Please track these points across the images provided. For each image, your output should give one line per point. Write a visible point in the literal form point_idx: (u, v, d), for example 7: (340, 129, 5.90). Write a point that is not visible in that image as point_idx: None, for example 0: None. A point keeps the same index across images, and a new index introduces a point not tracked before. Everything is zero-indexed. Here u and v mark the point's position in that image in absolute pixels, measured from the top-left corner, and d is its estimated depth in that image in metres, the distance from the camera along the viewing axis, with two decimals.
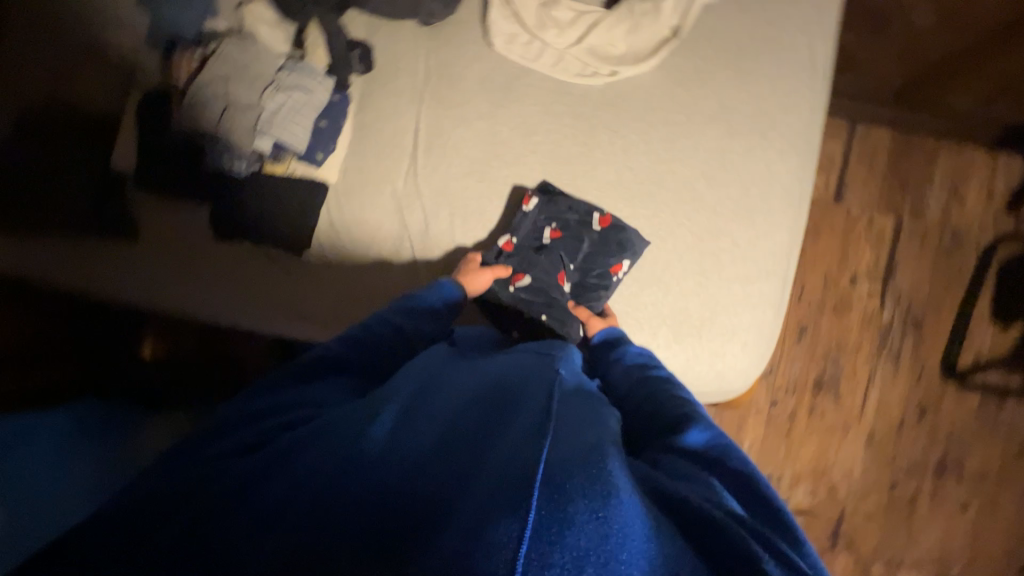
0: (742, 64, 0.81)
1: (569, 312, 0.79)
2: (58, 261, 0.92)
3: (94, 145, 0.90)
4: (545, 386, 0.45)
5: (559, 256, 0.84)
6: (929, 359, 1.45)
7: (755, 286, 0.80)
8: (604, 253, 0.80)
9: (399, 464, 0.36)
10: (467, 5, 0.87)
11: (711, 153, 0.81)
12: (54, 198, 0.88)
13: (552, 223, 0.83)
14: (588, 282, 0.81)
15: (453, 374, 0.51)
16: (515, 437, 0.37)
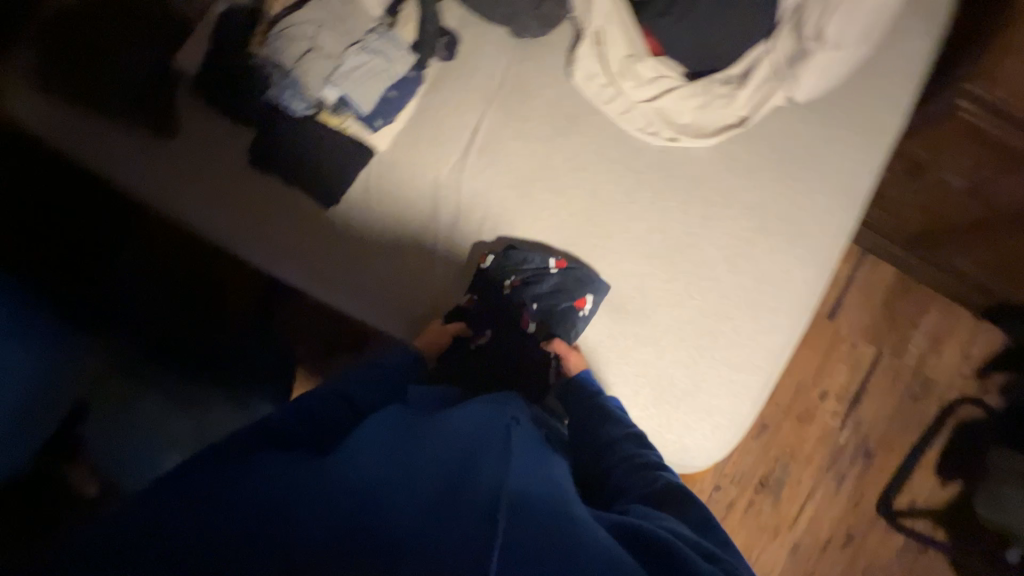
0: (790, 170, 0.85)
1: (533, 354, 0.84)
2: (100, 135, 0.94)
3: (165, 39, 0.91)
4: (500, 456, 0.53)
5: (524, 301, 0.87)
6: (869, 491, 1.50)
7: (741, 376, 0.82)
8: (567, 291, 0.83)
9: (389, 510, 0.45)
10: (559, 32, 0.90)
11: (739, 240, 0.85)
12: (112, 76, 0.89)
13: (511, 276, 0.85)
14: (554, 316, 0.84)
15: (426, 427, 0.59)
16: (482, 508, 0.45)
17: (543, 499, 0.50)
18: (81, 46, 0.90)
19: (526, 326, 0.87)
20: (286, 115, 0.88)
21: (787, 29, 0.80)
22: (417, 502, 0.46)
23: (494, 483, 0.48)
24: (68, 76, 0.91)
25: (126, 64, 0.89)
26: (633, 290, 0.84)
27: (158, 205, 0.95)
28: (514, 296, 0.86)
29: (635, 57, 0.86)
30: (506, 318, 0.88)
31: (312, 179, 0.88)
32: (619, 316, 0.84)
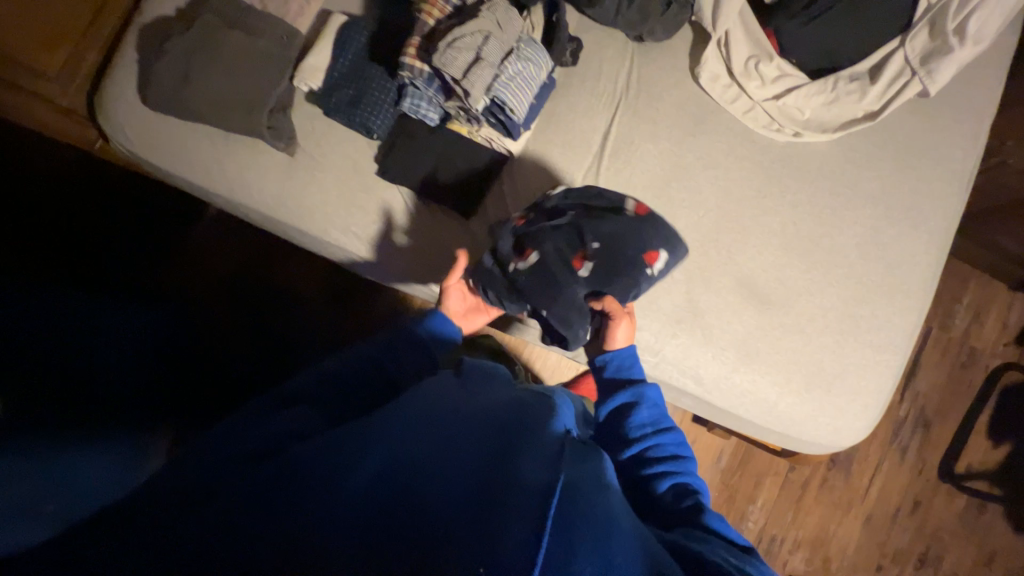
0: (910, 158, 0.90)
1: (578, 301, 0.78)
2: (206, 150, 0.89)
3: (276, 48, 0.86)
4: (541, 432, 0.55)
5: (580, 235, 0.80)
6: (931, 458, 1.58)
7: (884, 356, 0.87)
8: (641, 237, 0.80)
9: (433, 493, 0.44)
10: (679, 36, 0.92)
11: (868, 227, 0.89)
12: (220, 85, 0.83)
13: (573, 210, 0.82)
14: (619, 261, 0.79)
15: (463, 408, 0.59)
16: (525, 477, 0.46)
17: (590, 492, 0.49)
18: (189, 56, 0.83)
19: (579, 269, 0.78)
20: (420, 126, 0.86)
21: (920, 26, 0.84)
22: (459, 486, 0.45)
23: (539, 470, 0.47)
24: (164, 83, 0.83)
25: (236, 74, 0.83)
26: (774, 281, 0.87)
27: (271, 223, 0.92)
28: (577, 227, 0.80)
29: (760, 57, 0.88)
30: (554, 246, 0.79)
31: (449, 191, 0.87)
32: (765, 307, 0.86)
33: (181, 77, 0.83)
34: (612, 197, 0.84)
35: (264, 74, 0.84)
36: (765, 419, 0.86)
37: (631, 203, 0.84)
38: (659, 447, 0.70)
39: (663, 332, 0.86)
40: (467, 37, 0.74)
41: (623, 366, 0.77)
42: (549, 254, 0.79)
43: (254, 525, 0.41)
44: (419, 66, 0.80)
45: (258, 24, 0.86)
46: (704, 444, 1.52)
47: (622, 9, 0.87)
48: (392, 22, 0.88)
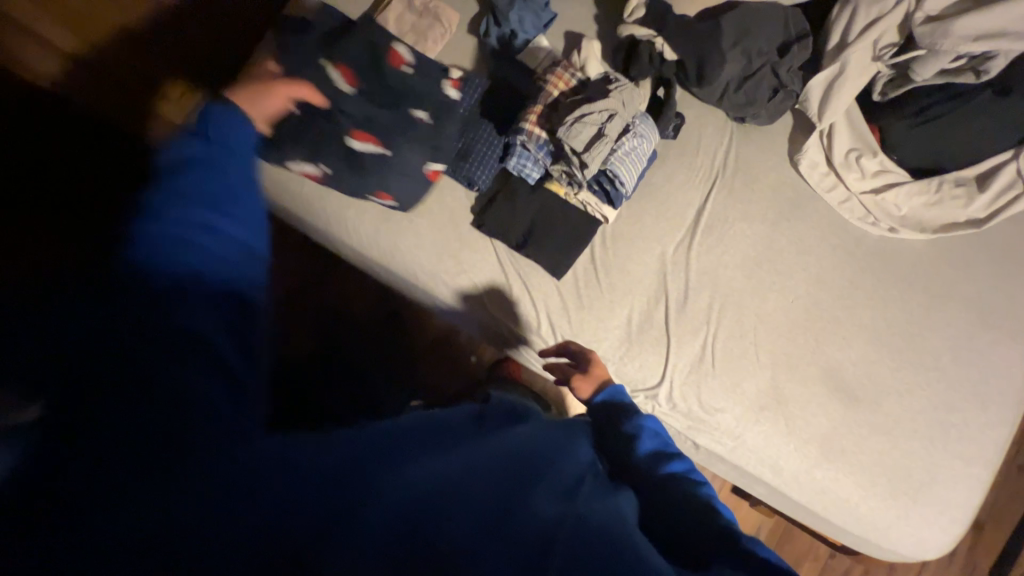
0: (1007, 266, 0.88)
1: (316, 141, 0.82)
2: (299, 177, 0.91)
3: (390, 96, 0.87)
4: (558, 466, 0.48)
5: (399, 133, 0.83)
6: (981, 561, 1.50)
7: (973, 469, 0.83)
8: (411, 189, 0.86)
9: (454, 500, 0.37)
10: (780, 122, 0.94)
11: (962, 332, 0.87)
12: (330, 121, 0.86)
13: (427, 114, 0.84)
14: (373, 165, 0.83)
15: (475, 424, 0.50)
16: (540, 515, 0.39)
17: (615, 536, 0.42)
18: None
19: (352, 140, 0.82)
20: (521, 183, 0.88)
21: None
22: (480, 501, 0.38)
23: (555, 512, 0.40)
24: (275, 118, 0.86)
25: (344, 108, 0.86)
26: (861, 376, 0.85)
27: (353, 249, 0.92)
28: (406, 127, 0.83)
29: (861, 151, 0.89)
30: (351, 106, 0.81)
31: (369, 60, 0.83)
32: (852, 403, 0.84)
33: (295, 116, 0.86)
34: (450, 134, 0.86)
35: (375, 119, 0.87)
36: (844, 520, 0.83)
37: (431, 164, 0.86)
38: (671, 475, 0.63)
39: (745, 417, 0.84)
40: (592, 115, 0.80)
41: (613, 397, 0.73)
42: (342, 106, 0.80)
43: (245, 485, 0.32)
44: (537, 132, 0.85)
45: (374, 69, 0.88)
46: (742, 517, 1.46)
47: (729, 92, 0.89)
48: (505, 84, 0.92)
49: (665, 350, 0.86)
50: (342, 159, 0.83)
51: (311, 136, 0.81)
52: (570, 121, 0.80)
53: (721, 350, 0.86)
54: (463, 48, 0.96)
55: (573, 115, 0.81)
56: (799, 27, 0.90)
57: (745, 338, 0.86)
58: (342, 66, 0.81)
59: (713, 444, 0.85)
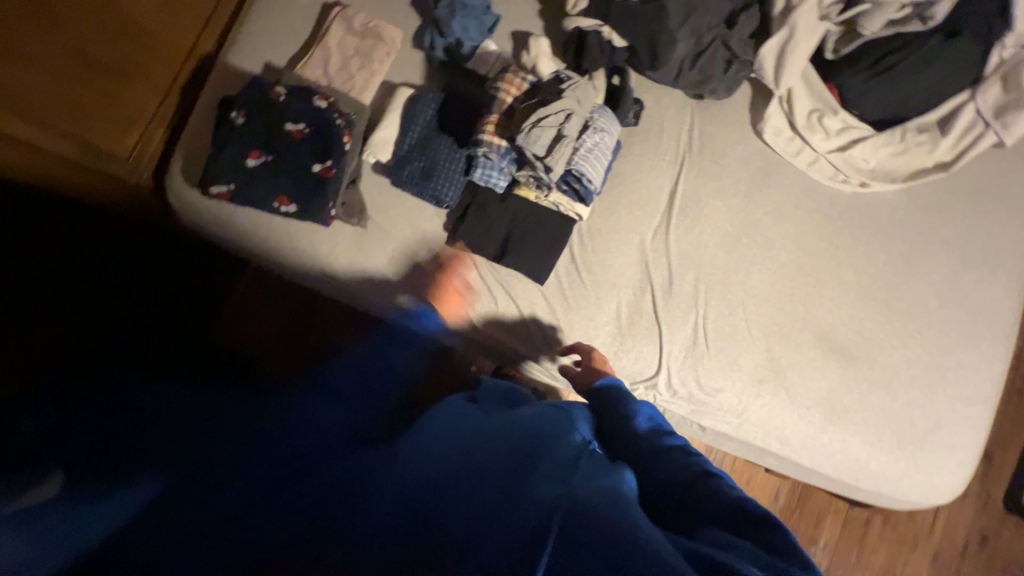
0: (978, 205, 0.89)
1: (219, 166, 0.80)
2: (252, 222, 0.87)
3: (317, 126, 0.82)
4: (557, 446, 0.51)
5: (285, 147, 0.81)
6: (993, 489, 1.53)
7: (971, 408, 0.85)
8: (313, 199, 0.81)
9: (445, 499, 0.43)
10: (738, 92, 0.93)
11: (942, 276, 0.88)
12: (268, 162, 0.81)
13: (308, 125, 0.82)
14: (266, 179, 0.81)
15: (481, 430, 0.55)
16: (534, 495, 0.41)
17: (601, 501, 0.42)
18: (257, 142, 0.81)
19: (249, 158, 0.80)
20: (489, 193, 0.87)
21: (993, 81, 0.86)
22: (470, 497, 0.42)
23: (550, 485, 0.42)
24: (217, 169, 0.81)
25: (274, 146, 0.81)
26: (853, 335, 0.86)
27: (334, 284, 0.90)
28: (292, 140, 0.81)
29: (823, 111, 0.89)
30: (245, 132, 0.80)
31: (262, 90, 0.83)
32: (848, 363, 0.85)
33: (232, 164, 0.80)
34: (335, 133, 0.83)
35: (311, 151, 0.82)
36: (857, 478, 0.84)
37: (320, 164, 0.82)
38: (667, 451, 0.63)
39: (746, 393, 0.84)
40: (549, 118, 0.79)
41: (609, 387, 0.75)
42: (236, 134, 0.80)
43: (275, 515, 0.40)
44: (497, 141, 0.83)
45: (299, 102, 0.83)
46: (760, 483, 1.47)
47: (684, 72, 0.88)
48: (458, 93, 0.90)
49: (658, 338, 0.86)
50: (241, 179, 0.80)
51: (215, 160, 0.80)
52: (528, 124, 0.79)
53: (713, 330, 0.86)
54: (410, 64, 0.94)
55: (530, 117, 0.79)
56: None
57: (735, 315, 0.86)
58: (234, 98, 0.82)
59: (718, 424, 0.85)
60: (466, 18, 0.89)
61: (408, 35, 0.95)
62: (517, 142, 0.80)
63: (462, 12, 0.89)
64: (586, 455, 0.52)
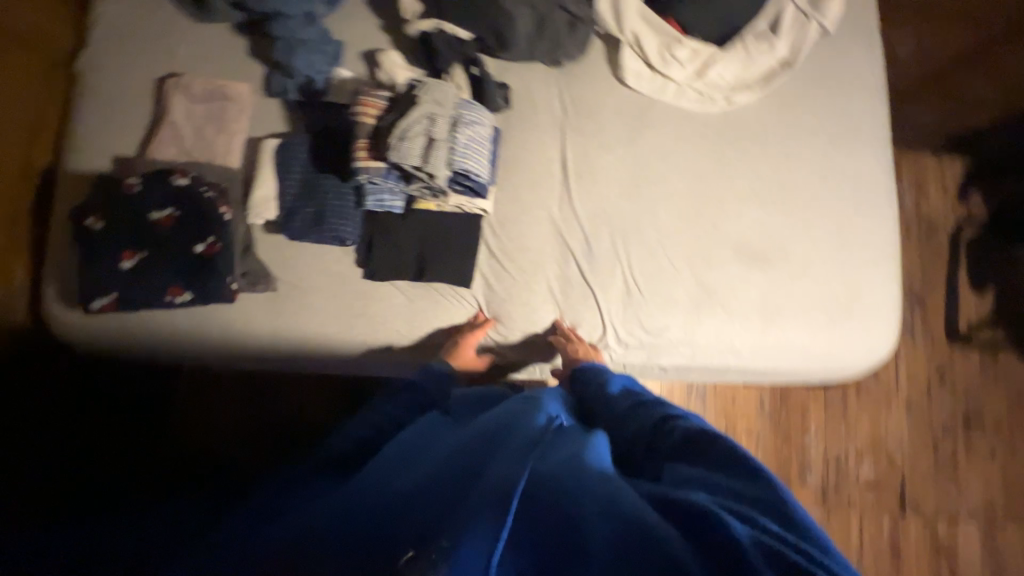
0: (827, 88, 0.97)
1: (96, 278, 0.75)
2: (152, 322, 0.81)
3: (185, 205, 0.77)
4: (519, 434, 0.59)
5: (158, 238, 0.76)
6: (935, 328, 1.69)
7: (881, 267, 0.93)
8: (206, 280, 0.77)
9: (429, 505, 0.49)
10: (591, 49, 0.96)
11: (817, 160, 0.96)
12: (142, 258, 0.75)
13: (175, 207, 0.77)
14: (148, 276, 0.75)
15: (454, 437, 0.63)
16: (500, 478, 0.49)
17: (565, 476, 0.51)
18: (123, 240, 0.75)
19: (121, 260, 0.74)
20: (389, 217, 0.85)
21: None
22: (444, 493, 0.50)
23: (513, 466, 0.51)
24: (93, 282, 0.75)
25: (145, 240, 0.75)
26: (762, 238, 0.92)
27: (264, 359, 0.85)
28: (162, 228, 0.76)
29: (670, 45, 0.94)
30: (110, 235, 0.75)
31: (113, 185, 0.77)
32: (766, 265, 0.90)
33: (106, 273, 0.74)
34: (208, 207, 0.78)
35: (187, 233, 0.77)
36: (808, 363, 0.90)
37: (202, 244, 0.77)
38: (642, 409, 0.70)
39: (688, 322, 0.88)
40: (413, 126, 0.78)
41: (587, 368, 0.81)
42: (101, 240, 0.74)
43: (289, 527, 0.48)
44: (375, 165, 0.81)
45: (157, 186, 0.77)
46: (742, 402, 1.61)
47: (534, 45, 0.90)
48: (323, 127, 0.87)
49: (595, 300, 0.88)
50: (122, 284, 0.75)
51: (88, 272, 0.75)
52: (397, 140, 0.77)
53: (641, 276, 0.88)
54: (268, 113, 0.91)
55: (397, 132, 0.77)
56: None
57: (656, 254, 0.89)
58: (86, 205, 0.76)
59: (676, 359, 0.89)
60: (306, 51, 0.88)
61: (257, 86, 0.91)
62: (392, 161, 0.78)
63: (299, 47, 0.87)
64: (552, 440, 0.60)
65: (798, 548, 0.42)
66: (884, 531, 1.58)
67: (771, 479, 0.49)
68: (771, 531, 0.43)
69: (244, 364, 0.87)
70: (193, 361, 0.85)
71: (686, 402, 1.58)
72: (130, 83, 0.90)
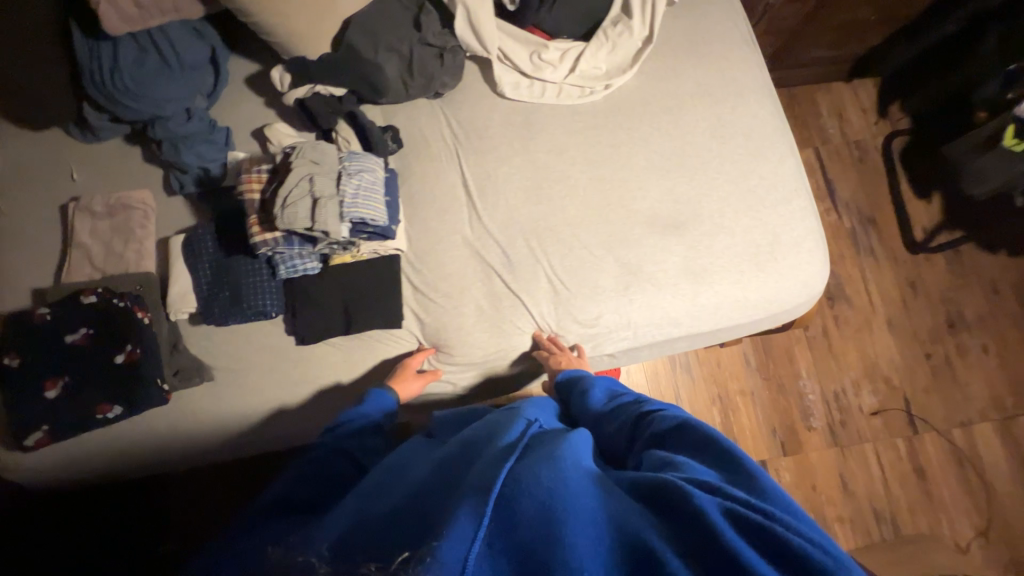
0: (697, 53, 1.02)
1: (22, 416, 0.74)
2: (98, 444, 0.81)
3: (101, 321, 0.78)
4: (500, 435, 0.61)
5: (78, 360, 0.76)
6: (894, 243, 1.71)
7: (794, 203, 0.94)
8: (135, 389, 0.77)
9: (414, 524, 0.50)
10: (467, 73, 1.00)
11: (707, 119, 0.98)
12: (66, 383, 0.75)
13: (90, 326, 0.78)
14: (76, 399, 0.75)
15: (441, 452, 0.64)
16: (483, 478, 0.50)
17: (549, 461, 0.51)
18: (44, 371, 0.75)
19: (45, 390, 0.75)
20: (307, 280, 0.87)
21: None
22: (434, 507, 0.51)
23: (496, 466, 0.52)
24: (20, 420, 0.74)
25: (66, 365, 0.76)
26: (672, 206, 0.93)
27: (222, 448, 0.85)
28: (82, 349, 0.77)
29: (538, 51, 0.97)
30: (30, 369, 0.75)
31: (24, 320, 0.77)
32: (682, 230, 0.92)
33: (32, 408, 0.74)
34: (123, 317, 0.79)
35: (107, 347, 0.77)
36: (749, 314, 0.91)
37: (123, 354, 0.78)
38: (622, 405, 0.72)
39: (621, 305, 0.88)
40: (295, 189, 0.78)
41: (571, 373, 0.82)
42: (22, 376, 0.75)
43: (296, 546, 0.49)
44: (271, 235, 0.81)
45: (68, 311, 0.78)
46: (728, 359, 1.60)
47: (409, 84, 0.93)
48: (224, 211, 0.88)
49: (526, 306, 0.89)
50: (51, 414, 0.74)
51: (12, 411, 0.74)
52: (284, 208, 0.78)
53: (564, 272, 0.90)
54: (173, 210, 0.93)
55: (282, 200, 0.78)
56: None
57: (574, 248, 0.91)
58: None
59: (619, 343, 0.90)
60: (190, 143, 0.89)
61: (158, 187, 0.94)
62: (284, 229, 0.78)
63: (184, 141, 0.89)
64: (531, 436, 0.61)
65: (763, 513, 0.44)
66: (902, 454, 1.55)
67: (740, 455, 0.52)
68: (736, 498, 0.45)
69: (205, 457, 0.86)
70: (158, 467, 0.85)
71: (673, 377, 1.57)
72: (33, 215, 0.92)
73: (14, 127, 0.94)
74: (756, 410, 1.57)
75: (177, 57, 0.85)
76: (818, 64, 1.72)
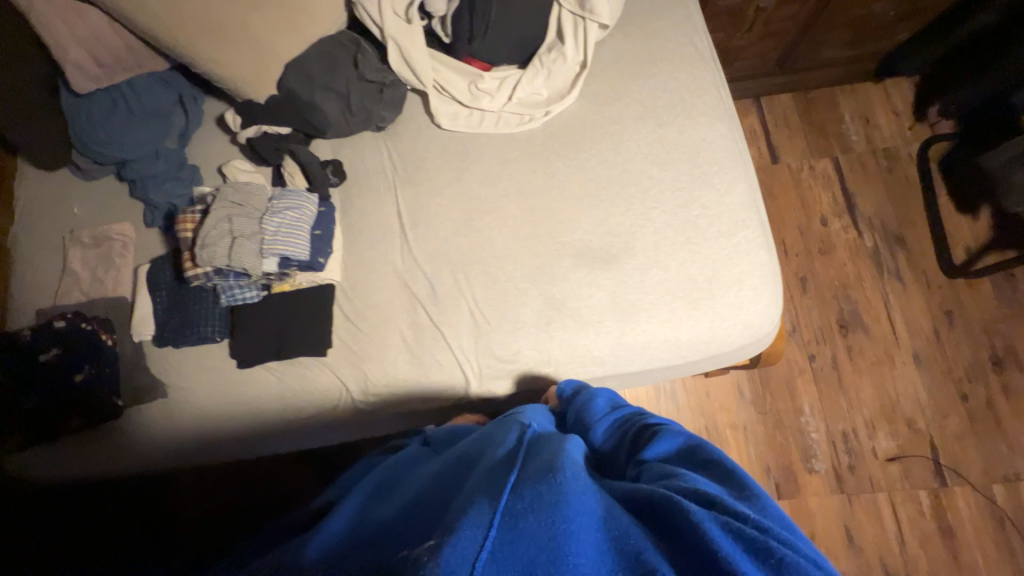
0: (645, 74, 0.96)
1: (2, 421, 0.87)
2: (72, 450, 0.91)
3: (70, 342, 0.90)
4: (496, 448, 0.57)
5: (47, 376, 0.87)
6: (927, 265, 1.49)
7: (740, 235, 0.86)
8: (95, 402, 0.88)
9: (413, 541, 0.46)
10: (409, 106, 1.02)
11: (652, 142, 0.93)
12: (37, 397, 0.87)
13: (60, 346, 0.89)
14: (43, 410, 0.87)
15: (440, 468, 0.62)
16: (484, 486, 0.46)
17: (555, 470, 0.46)
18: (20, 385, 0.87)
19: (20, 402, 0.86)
20: (246, 307, 0.93)
21: None
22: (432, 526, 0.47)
23: (499, 475, 0.47)
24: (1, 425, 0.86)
25: (37, 380, 0.87)
26: (604, 238, 0.89)
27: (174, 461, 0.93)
28: (52, 366, 0.88)
29: (476, 80, 0.97)
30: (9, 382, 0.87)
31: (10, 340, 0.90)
32: (612, 264, 0.87)
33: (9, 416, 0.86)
34: (89, 339, 0.91)
35: (71, 365, 0.88)
36: (683, 354, 0.84)
37: (82, 372, 0.88)
38: (624, 419, 0.72)
39: (540, 341, 0.86)
40: (214, 231, 0.86)
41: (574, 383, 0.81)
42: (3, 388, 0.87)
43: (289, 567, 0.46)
44: (202, 271, 0.90)
45: (44, 333, 0.90)
46: (720, 390, 1.47)
47: (349, 120, 0.97)
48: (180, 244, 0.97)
49: (447, 339, 0.89)
50: (24, 421, 0.86)
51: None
52: (208, 248, 0.86)
53: (487, 305, 0.89)
54: (144, 241, 1.03)
55: (207, 241, 0.86)
56: (348, 36, 0.98)
57: (499, 281, 0.90)
58: None
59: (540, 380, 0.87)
60: (156, 181, 0.99)
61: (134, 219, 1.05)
62: (207, 266, 0.87)
63: (151, 180, 0.99)
64: (527, 443, 0.57)
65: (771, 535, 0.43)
66: (925, 509, 1.35)
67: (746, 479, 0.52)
68: (739, 516, 0.44)
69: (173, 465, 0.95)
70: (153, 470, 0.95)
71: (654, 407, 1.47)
72: (35, 244, 1.06)
73: (33, 169, 1.10)
74: (750, 448, 1.42)
75: (142, 107, 0.96)
76: (836, 64, 1.55)
